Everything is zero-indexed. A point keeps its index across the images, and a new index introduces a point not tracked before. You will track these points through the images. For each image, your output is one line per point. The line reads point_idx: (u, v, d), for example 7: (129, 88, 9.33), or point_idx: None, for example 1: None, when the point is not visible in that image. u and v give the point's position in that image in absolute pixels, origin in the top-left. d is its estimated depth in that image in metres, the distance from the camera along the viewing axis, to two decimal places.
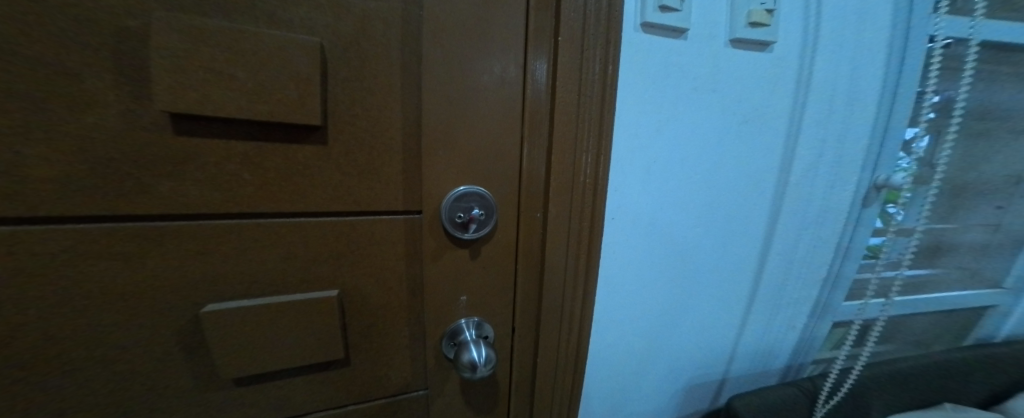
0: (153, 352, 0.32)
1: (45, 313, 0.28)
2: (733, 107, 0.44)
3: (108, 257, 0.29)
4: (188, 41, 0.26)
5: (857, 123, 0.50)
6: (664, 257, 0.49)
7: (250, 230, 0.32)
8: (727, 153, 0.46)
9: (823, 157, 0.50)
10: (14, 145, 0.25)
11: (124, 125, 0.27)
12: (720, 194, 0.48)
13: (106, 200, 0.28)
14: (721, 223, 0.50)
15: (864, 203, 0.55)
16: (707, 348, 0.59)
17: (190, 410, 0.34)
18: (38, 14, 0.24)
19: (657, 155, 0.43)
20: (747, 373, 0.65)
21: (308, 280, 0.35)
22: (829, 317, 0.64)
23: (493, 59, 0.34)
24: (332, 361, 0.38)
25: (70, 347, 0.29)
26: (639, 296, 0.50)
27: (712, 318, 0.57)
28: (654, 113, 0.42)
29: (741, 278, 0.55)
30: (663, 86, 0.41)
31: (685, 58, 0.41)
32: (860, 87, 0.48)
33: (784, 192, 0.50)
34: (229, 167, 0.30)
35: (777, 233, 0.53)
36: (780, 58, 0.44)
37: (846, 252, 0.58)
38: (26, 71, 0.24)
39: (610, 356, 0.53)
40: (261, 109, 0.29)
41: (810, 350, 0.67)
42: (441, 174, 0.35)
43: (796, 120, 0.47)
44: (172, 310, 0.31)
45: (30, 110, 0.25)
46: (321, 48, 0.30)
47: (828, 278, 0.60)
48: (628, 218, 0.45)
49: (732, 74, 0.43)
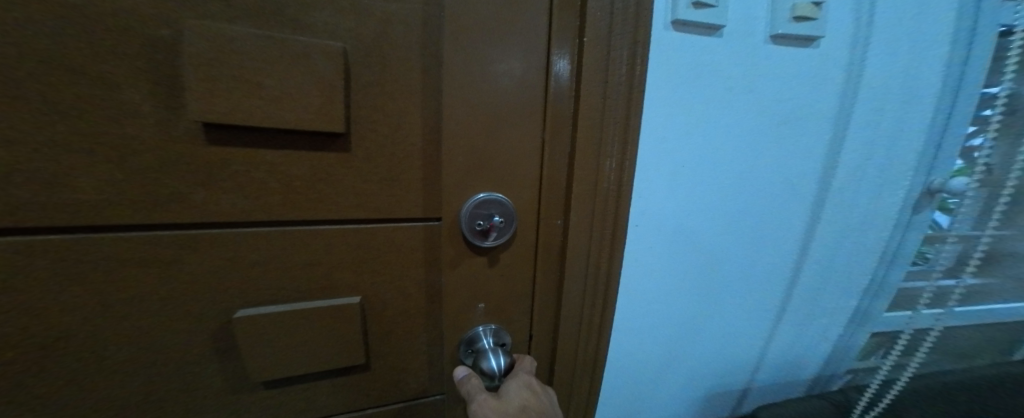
0: (181, 355, 0.32)
1: (81, 317, 0.29)
2: (771, 106, 0.42)
3: (141, 262, 0.29)
4: (219, 50, 0.26)
5: (910, 121, 0.47)
6: (690, 263, 0.47)
7: (274, 237, 0.32)
8: (761, 156, 0.44)
9: (871, 158, 0.47)
10: (52, 154, 0.26)
11: (157, 133, 0.27)
12: (754, 199, 0.46)
13: (139, 207, 0.28)
14: (754, 228, 0.47)
15: (916, 209, 0.52)
16: (733, 356, 0.57)
17: (216, 411, 0.35)
18: (75, 25, 0.24)
19: (686, 158, 0.42)
20: (774, 383, 0.62)
21: (330, 287, 0.35)
22: (868, 328, 0.60)
23: (519, 62, 0.33)
24: (352, 367, 0.38)
25: (104, 349, 0.30)
26: (663, 303, 0.49)
27: (739, 327, 0.54)
28: (682, 114, 0.40)
29: (773, 286, 0.52)
30: (693, 86, 0.39)
31: (720, 57, 0.39)
32: (914, 84, 0.45)
33: (827, 195, 0.48)
34: (257, 175, 0.30)
35: (816, 240, 0.50)
36: (827, 54, 0.42)
37: (892, 258, 0.55)
38: (63, 81, 0.25)
39: (629, 365, 0.51)
40: (288, 117, 0.29)
41: (843, 361, 0.64)
42: (461, 180, 0.35)
43: (842, 119, 0.44)
44: (200, 314, 0.32)
45: (67, 119, 0.25)
46: (344, 53, 0.30)
47: (871, 286, 0.57)
48: (653, 224, 0.44)
49: (770, 72, 0.41)
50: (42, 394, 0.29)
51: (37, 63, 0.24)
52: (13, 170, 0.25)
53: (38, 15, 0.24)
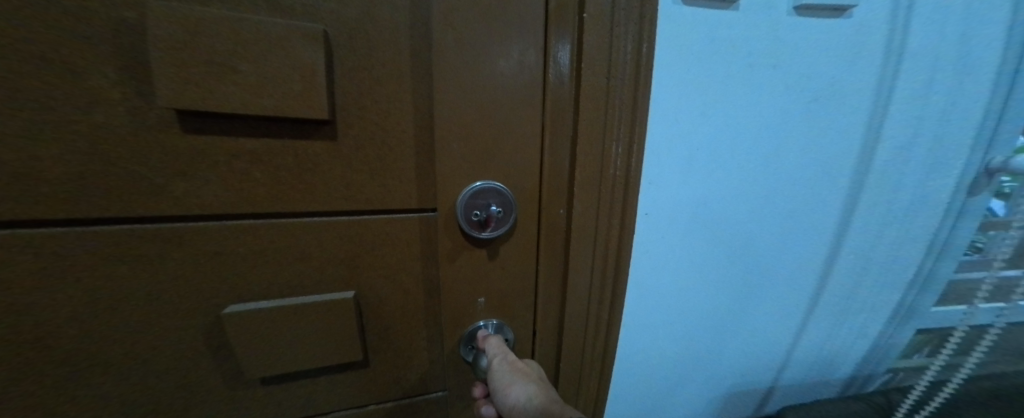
0: (171, 352, 0.31)
1: (65, 314, 0.28)
2: (798, 85, 0.38)
3: (124, 258, 0.28)
4: (187, 32, 0.25)
5: (965, 96, 0.42)
6: (707, 256, 0.44)
7: (262, 230, 0.31)
8: (787, 139, 0.40)
9: (916, 137, 0.43)
10: (22, 145, 0.25)
11: (130, 122, 0.26)
12: (780, 185, 0.42)
13: (117, 200, 0.27)
14: (779, 216, 0.44)
15: (971, 192, 0.47)
16: (760, 353, 0.54)
17: (212, 408, 0.34)
18: (34, 8, 0.23)
19: (702, 142, 0.38)
20: (802, 382, 0.60)
21: (322, 282, 0.33)
22: (914, 324, 0.57)
23: (516, 41, 0.31)
24: (350, 363, 0.37)
25: (91, 346, 0.29)
26: (677, 298, 0.46)
27: (766, 322, 0.51)
28: (697, 94, 0.37)
29: (801, 280, 0.49)
30: (710, 64, 0.36)
31: (738, 33, 0.36)
32: (970, 56, 0.41)
33: (864, 179, 0.44)
34: (239, 166, 0.29)
35: (852, 226, 0.47)
36: (861, 26, 0.38)
37: (943, 249, 0.50)
38: (27, 69, 0.24)
39: (643, 362, 0.49)
40: (267, 104, 0.27)
41: (883, 359, 0.60)
42: (456, 169, 0.33)
43: (881, 96, 0.41)
44: (187, 311, 0.31)
45: (36, 109, 0.24)
46: (324, 35, 0.28)
47: (918, 279, 0.53)
48: (665, 214, 0.41)
49: (798, 47, 0.37)
50: (31, 391, 0.29)
51: None
52: None
53: None
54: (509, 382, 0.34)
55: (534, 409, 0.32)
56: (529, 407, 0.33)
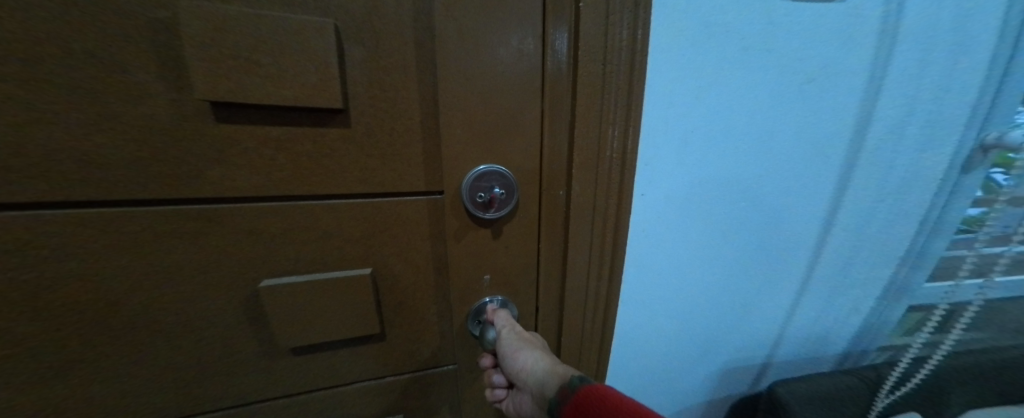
0: (210, 320, 0.35)
1: (120, 284, 0.32)
2: (795, 67, 0.38)
3: (168, 234, 0.32)
4: (213, 29, 0.27)
5: (961, 74, 0.42)
6: (702, 237, 0.45)
7: (287, 211, 0.34)
8: (783, 121, 0.40)
9: (913, 116, 0.43)
10: (77, 134, 0.28)
11: (169, 113, 0.29)
12: (775, 165, 0.42)
13: (161, 183, 0.31)
14: (775, 197, 0.44)
15: (965, 168, 0.48)
16: (755, 332, 0.56)
17: (246, 371, 0.38)
18: (82, 10, 0.26)
19: (696, 125, 0.39)
20: (796, 357, 0.62)
21: (340, 259, 0.36)
22: (905, 301, 0.58)
23: (511, 30, 0.32)
24: (368, 336, 0.40)
25: (141, 313, 0.33)
26: (676, 278, 0.47)
27: (760, 302, 0.53)
28: (692, 78, 0.37)
29: (795, 259, 0.50)
30: (706, 49, 0.36)
31: (734, 16, 0.35)
32: (967, 32, 0.40)
33: (857, 159, 0.44)
34: (265, 152, 0.32)
35: (844, 206, 0.47)
36: (857, 8, 0.37)
37: (937, 226, 0.52)
38: (80, 66, 0.27)
39: (644, 341, 0.51)
40: (287, 95, 0.30)
41: (875, 337, 0.63)
42: (461, 153, 0.35)
43: (875, 76, 0.40)
44: (223, 282, 0.34)
45: (89, 102, 0.28)
46: (334, 28, 0.30)
47: (909, 256, 0.54)
48: (661, 195, 0.41)
49: (794, 32, 0.37)
50: (93, 351, 0.33)
51: (54, 49, 0.26)
52: (47, 151, 0.28)
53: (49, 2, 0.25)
54: (516, 349, 0.38)
55: (540, 370, 0.37)
56: (536, 368, 0.37)
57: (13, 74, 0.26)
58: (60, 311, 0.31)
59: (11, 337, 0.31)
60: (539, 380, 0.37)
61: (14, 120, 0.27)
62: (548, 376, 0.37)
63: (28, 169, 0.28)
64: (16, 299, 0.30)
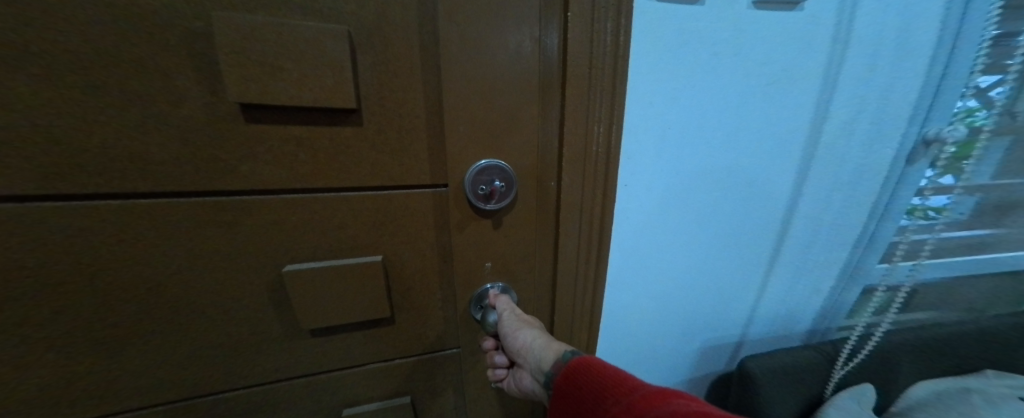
0: (238, 301, 0.39)
1: (162, 266, 0.36)
2: (759, 69, 0.42)
3: (204, 223, 0.36)
4: (244, 38, 0.31)
5: (905, 76, 0.47)
6: (681, 221, 0.49)
7: (307, 202, 0.37)
8: (748, 116, 0.44)
9: (862, 113, 0.48)
10: (128, 133, 0.32)
11: (206, 113, 0.33)
12: (743, 155, 0.47)
13: (198, 176, 0.34)
14: (743, 186, 0.49)
15: (911, 160, 0.53)
16: (727, 308, 0.61)
17: (269, 349, 0.42)
18: (132, 23, 0.30)
19: (672, 122, 0.42)
20: (766, 336, 0.69)
21: (355, 247, 0.40)
22: (861, 282, 0.64)
23: (509, 35, 0.35)
24: (378, 319, 0.43)
25: (179, 293, 0.37)
26: (655, 261, 0.51)
27: (732, 282, 0.58)
28: (669, 79, 0.40)
29: (760, 243, 0.55)
30: (680, 53, 0.39)
31: (705, 25, 0.39)
32: (910, 37, 0.45)
33: (815, 151, 0.49)
34: (288, 149, 0.35)
35: (804, 194, 0.52)
36: (813, 16, 0.41)
37: (884, 212, 0.57)
38: (131, 72, 0.31)
39: (628, 320, 0.55)
40: (308, 96, 0.33)
41: (836, 316, 0.70)
42: (463, 149, 0.38)
43: (829, 77, 0.44)
44: (250, 267, 0.38)
45: (139, 105, 0.32)
46: (349, 34, 0.33)
47: (862, 240, 0.59)
48: (641, 185, 0.45)
49: (756, 39, 0.41)
50: (137, 328, 0.37)
51: (110, 58, 0.30)
52: (102, 148, 0.32)
53: (105, 17, 0.29)
54: (516, 328, 0.42)
55: (538, 347, 0.41)
56: (534, 345, 0.41)
57: (75, 80, 0.30)
58: (111, 290, 0.35)
59: (68, 314, 0.35)
60: (536, 355, 0.41)
61: (76, 120, 0.31)
62: (545, 352, 0.41)
63: (86, 164, 0.32)
64: (73, 280, 0.34)
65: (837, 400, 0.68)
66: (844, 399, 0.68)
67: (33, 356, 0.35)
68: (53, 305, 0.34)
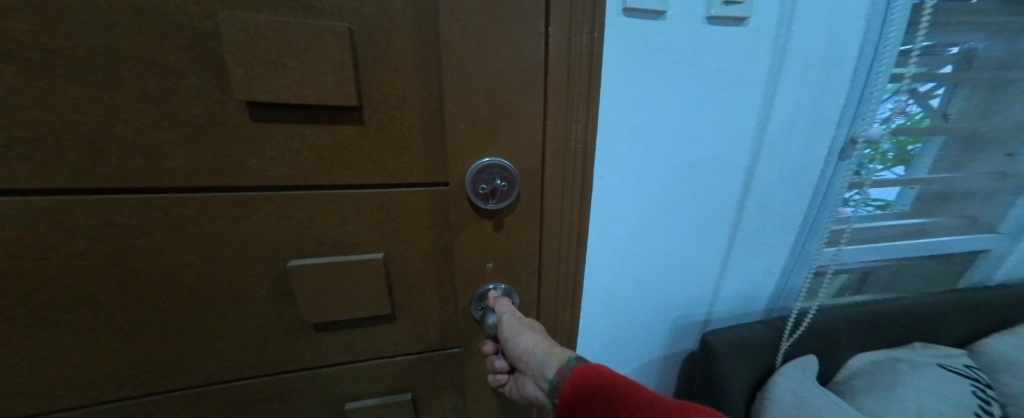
0: (244, 294, 0.40)
1: (172, 259, 0.37)
2: (715, 76, 0.48)
3: (212, 217, 0.37)
4: (249, 37, 0.31)
5: (834, 82, 0.53)
6: (649, 206, 0.55)
7: (311, 199, 0.38)
8: (705, 119, 0.51)
9: (799, 116, 0.54)
10: (142, 129, 0.33)
11: (213, 111, 0.34)
12: (700, 153, 0.53)
13: (205, 172, 0.35)
14: (699, 181, 0.55)
15: (841, 156, 0.59)
16: (693, 290, 0.68)
17: (274, 341, 0.43)
18: (144, 23, 0.31)
19: (638, 122, 0.49)
20: (729, 316, 0.75)
21: (357, 243, 0.40)
22: (805, 263, 0.71)
23: (514, 33, 0.35)
24: (379, 317, 0.44)
25: (189, 285, 0.38)
26: (628, 247, 0.58)
27: (699, 264, 0.65)
28: (640, 85, 0.46)
29: (717, 231, 0.62)
30: (647, 62, 0.45)
31: (666, 37, 0.45)
32: (838, 47, 0.51)
33: (761, 150, 0.55)
34: (293, 146, 0.36)
35: (754, 187, 0.58)
36: (756, 30, 0.47)
37: (822, 202, 0.63)
38: (143, 71, 0.32)
39: (608, 299, 0.63)
40: (311, 94, 0.33)
41: (790, 296, 0.75)
42: (464, 147, 0.37)
43: (771, 85, 0.51)
44: (256, 261, 0.39)
45: (150, 102, 0.32)
46: (350, 32, 0.33)
47: (804, 227, 0.66)
48: (615, 176, 0.52)
49: (710, 50, 0.46)
50: (149, 317, 0.38)
51: (125, 57, 0.31)
52: (118, 144, 0.33)
53: (119, 17, 0.30)
54: (518, 332, 0.41)
55: (540, 351, 0.40)
56: (536, 349, 0.40)
57: (89, 78, 0.31)
58: (125, 280, 0.37)
59: (84, 302, 0.36)
60: (538, 361, 0.40)
61: (91, 116, 0.32)
62: (546, 357, 0.40)
63: (102, 159, 0.33)
64: (91, 270, 0.35)
65: (785, 370, 0.72)
66: (790, 368, 0.72)
67: (50, 343, 0.36)
68: (73, 294, 0.36)
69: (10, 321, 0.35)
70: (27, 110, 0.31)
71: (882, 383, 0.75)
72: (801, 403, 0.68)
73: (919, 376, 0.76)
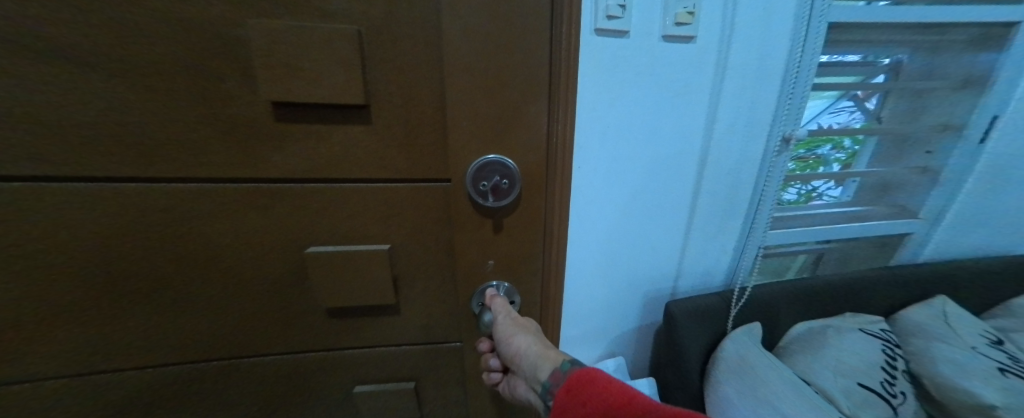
0: (266, 278, 0.43)
1: (203, 244, 0.41)
2: (666, 85, 0.62)
3: (238, 207, 0.40)
4: (271, 41, 0.34)
5: (764, 92, 0.67)
6: (621, 194, 0.70)
7: (326, 192, 0.40)
8: (662, 121, 0.65)
9: (737, 119, 0.68)
10: (176, 126, 0.36)
11: (238, 110, 0.36)
12: (658, 151, 0.68)
13: (232, 166, 0.38)
14: (661, 171, 0.70)
15: (776, 153, 0.73)
16: (658, 266, 0.82)
17: (293, 324, 0.46)
18: (178, 29, 0.33)
19: (610, 122, 0.63)
20: (693, 288, 0.89)
21: (366, 235, 0.42)
22: (754, 243, 0.82)
23: (518, 36, 0.36)
24: (386, 307, 0.45)
25: (216, 269, 0.42)
26: (602, 223, 0.72)
27: (665, 243, 0.78)
28: (607, 92, 0.61)
29: (676, 215, 0.75)
30: (614, 72, 0.60)
31: (630, 51, 0.58)
32: (765, 64, 0.64)
33: (709, 147, 0.70)
34: (310, 142, 0.38)
35: (704, 178, 0.73)
36: (703, 48, 0.61)
37: (761, 195, 0.76)
38: (177, 72, 0.35)
39: (580, 271, 0.76)
40: (324, 93, 0.36)
41: (742, 277, 0.88)
42: (465, 144, 0.38)
43: (714, 95, 0.65)
44: (278, 248, 0.42)
45: (182, 101, 0.35)
46: (359, 34, 0.35)
47: (749, 215, 0.79)
48: (590, 168, 0.66)
49: (665, 61, 0.60)
50: (178, 298, 0.42)
51: (163, 61, 0.34)
52: (156, 139, 0.36)
53: (158, 25, 0.33)
54: (512, 333, 0.42)
55: (534, 353, 0.41)
56: (529, 351, 0.41)
57: (131, 80, 0.34)
58: (162, 263, 0.40)
59: (125, 281, 0.40)
60: (531, 363, 0.40)
61: (132, 114, 0.35)
62: (540, 359, 0.40)
63: (140, 151, 0.36)
64: (134, 252, 0.39)
65: (734, 334, 0.83)
66: (738, 333, 0.83)
67: (100, 317, 0.40)
68: (116, 274, 0.39)
69: (68, 295, 0.39)
70: (79, 109, 0.34)
71: (817, 347, 0.83)
72: (746, 364, 0.78)
73: (845, 340, 0.84)
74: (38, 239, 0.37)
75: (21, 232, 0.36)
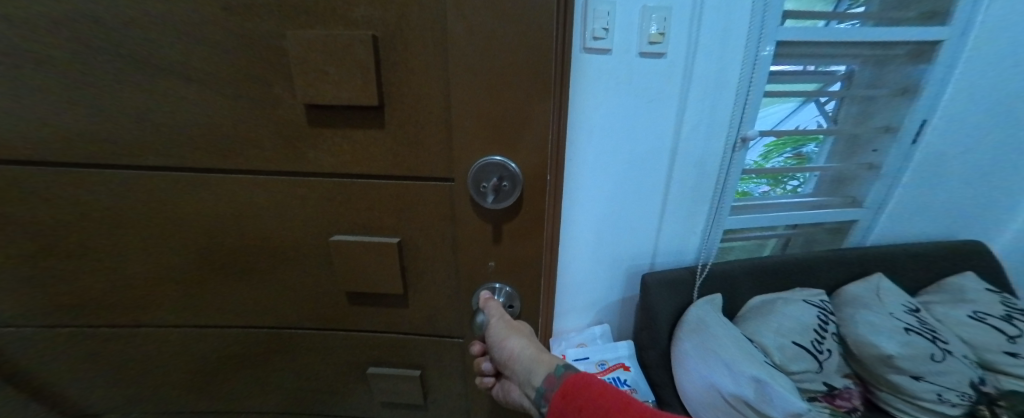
0: (297, 261, 0.48)
1: (247, 227, 0.46)
2: (642, 92, 0.84)
3: (275, 198, 0.45)
4: (301, 48, 0.37)
5: (723, 100, 0.88)
6: (605, 178, 0.93)
7: (347, 186, 0.44)
8: (640, 123, 0.87)
9: (701, 121, 0.89)
10: (221, 124, 0.41)
11: (271, 111, 0.40)
12: (639, 146, 0.90)
13: (269, 160, 0.43)
14: (640, 161, 0.92)
15: (736, 150, 0.94)
16: (637, 240, 1.05)
17: (320, 303, 0.51)
18: (225, 39, 0.37)
19: (595, 122, 0.86)
20: (668, 265, 1.11)
21: (380, 227, 0.45)
22: (722, 224, 1.05)
23: (523, 39, 0.35)
24: (396, 295, 0.48)
25: (258, 249, 0.48)
26: (591, 202, 0.96)
27: (643, 221, 1.01)
28: (593, 97, 0.83)
29: (653, 198, 0.98)
30: (599, 82, 0.82)
31: (611, 65, 0.80)
32: (726, 76, 0.85)
33: (680, 142, 0.91)
34: (334, 140, 0.42)
35: (675, 167, 0.94)
36: (672, 62, 0.81)
37: (725, 185, 0.98)
38: (223, 77, 0.39)
39: (572, 242, 1.01)
40: (345, 95, 0.39)
41: (710, 252, 1.10)
42: (468, 145, 0.40)
43: (682, 102, 0.86)
44: (307, 236, 0.47)
45: (226, 101, 0.40)
46: (375, 39, 0.37)
47: (716, 197, 1.01)
48: (580, 158, 0.90)
49: (640, 73, 0.82)
50: (228, 272, 0.49)
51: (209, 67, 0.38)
52: (205, 135, 0.41)
53: (206, 34, 0.37)
54: (505, 336, 0.42)
55: (526, 357, 0.41)
56: (522, 354, 0.41)
57: (187, 82, 0.39)
58: (216, 241, 0.47)
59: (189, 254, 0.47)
60: (526, 367, 0.40)
61: (187, 113, 0.40)
62: (533, 364, 0.40)
63: (193, 146, 0.41)
64: (194, 230, 0.46)
65: (699, 303, 1.03)
66: (701, 303, 1.03)
67: (173, 282, 0.49)
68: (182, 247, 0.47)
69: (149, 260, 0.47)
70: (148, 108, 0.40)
71: (762, 314, 1.03)
72: (702, 323, 0.99)
73: (792, 309, 1.02)
74: (125, 215, 0.44)
75: (113, 208, 0.44)
